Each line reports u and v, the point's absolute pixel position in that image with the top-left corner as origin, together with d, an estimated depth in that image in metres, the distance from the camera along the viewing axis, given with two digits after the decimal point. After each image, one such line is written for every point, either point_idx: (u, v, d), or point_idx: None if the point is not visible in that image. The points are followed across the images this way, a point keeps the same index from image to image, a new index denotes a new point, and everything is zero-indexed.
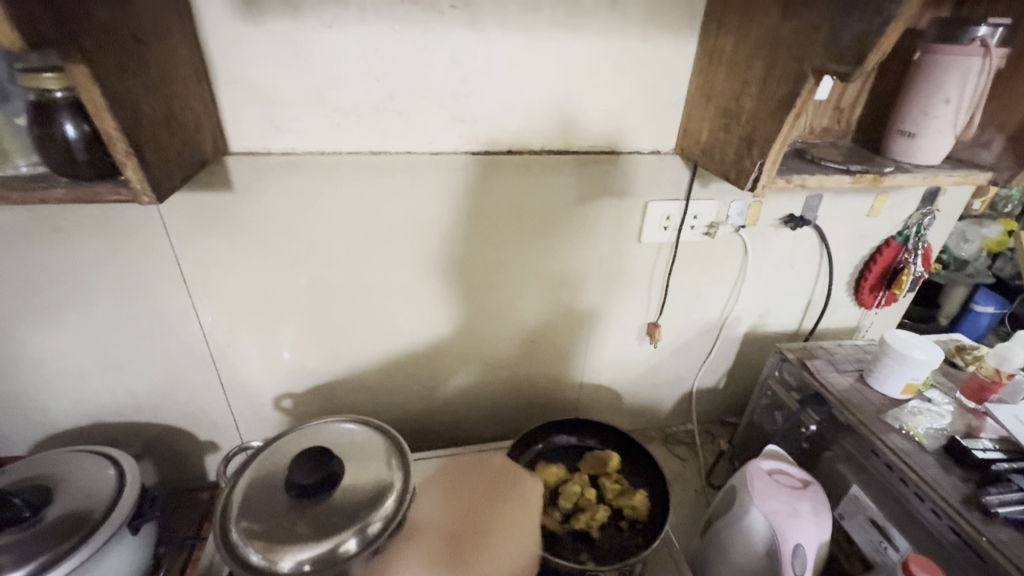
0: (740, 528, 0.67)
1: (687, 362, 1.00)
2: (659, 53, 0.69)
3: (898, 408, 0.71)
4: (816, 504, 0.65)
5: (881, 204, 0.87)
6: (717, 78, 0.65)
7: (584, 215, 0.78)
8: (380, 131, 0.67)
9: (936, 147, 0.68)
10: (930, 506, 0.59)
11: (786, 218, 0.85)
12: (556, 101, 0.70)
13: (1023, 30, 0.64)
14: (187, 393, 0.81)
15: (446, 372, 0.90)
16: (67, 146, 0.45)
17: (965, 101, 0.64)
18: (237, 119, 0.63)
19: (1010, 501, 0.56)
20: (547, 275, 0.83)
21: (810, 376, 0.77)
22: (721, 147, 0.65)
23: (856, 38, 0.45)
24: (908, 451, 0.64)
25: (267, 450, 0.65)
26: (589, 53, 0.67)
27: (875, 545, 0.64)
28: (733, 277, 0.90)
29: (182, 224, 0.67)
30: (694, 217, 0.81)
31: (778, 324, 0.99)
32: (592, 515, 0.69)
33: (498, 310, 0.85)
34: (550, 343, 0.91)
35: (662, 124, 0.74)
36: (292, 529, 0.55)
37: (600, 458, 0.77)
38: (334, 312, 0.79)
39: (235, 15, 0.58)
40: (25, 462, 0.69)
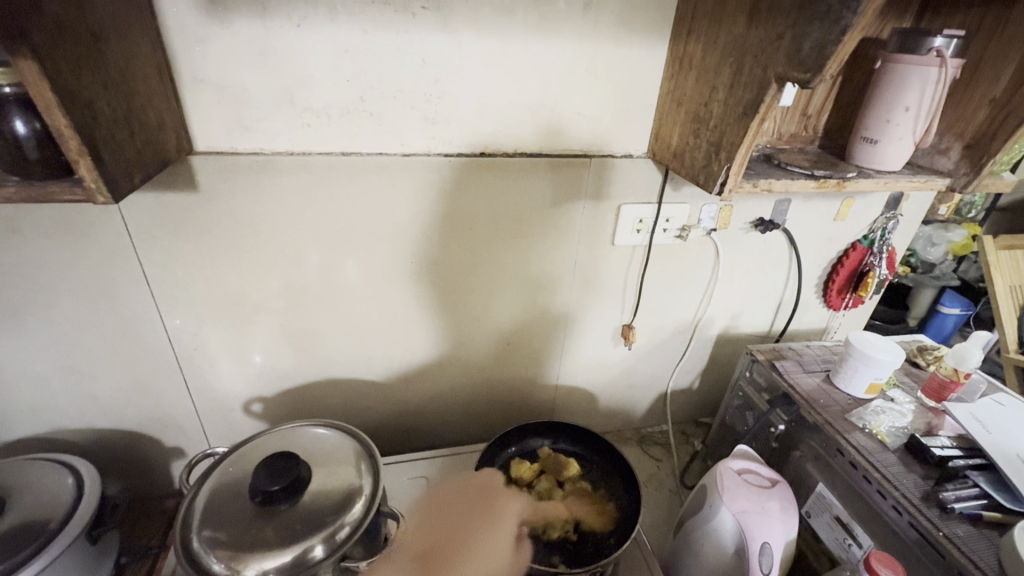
0: (711, 527, 0.67)
1: (662, 364, 1.01)
2: (632, 58, 0.69)
3: (862, 407, 0.72)
4: (784, 501, 0.66)
5: (847, 208, 0.90)
6: (687, 83, 0.65)
7: (558, 218, 0.78)
8: (351, 132, 0.66)
9: (897, 154, 0.70)
10: (892, 503, 0.60)
11: (756, 221, 0.87)
12: (529, 105, 0.70)
13: (978, 42, 0.66)
14: (151, 397, 0.78)
15: (424, 375, 0.89)
16: (14, 142, 0.43)
17: (924, 109, 0.66)
18: (202, 117, 0.61)
19: (965, 497, 0.58)
20: (523, 278, 0.83)
21: (779, 377, 0.79)
22: (690, 151, 0.66)
23: (817, 46, 0.46)
24: (871, 449, 0.65)
25: (234, 455, 0.63)
26: (562, 57, 0.67)
27: (839, 541, 0.66)
28: (706, 280, 0.91)
29: (146, 225, 0.65)
30: (667, 220, 0.82)
31: (749, 325, 1.01)
32: (565, 520, 0.70)
33: (474, 312, 0.85)
34: (526, 345, 0.91)
35: (635, 129, 0.75)
36: (258, 536, 0.54)
37: (558, 463, 0.78)
38: (305, 314, 0.78)
39: (200, 11, 0.56)
40: None
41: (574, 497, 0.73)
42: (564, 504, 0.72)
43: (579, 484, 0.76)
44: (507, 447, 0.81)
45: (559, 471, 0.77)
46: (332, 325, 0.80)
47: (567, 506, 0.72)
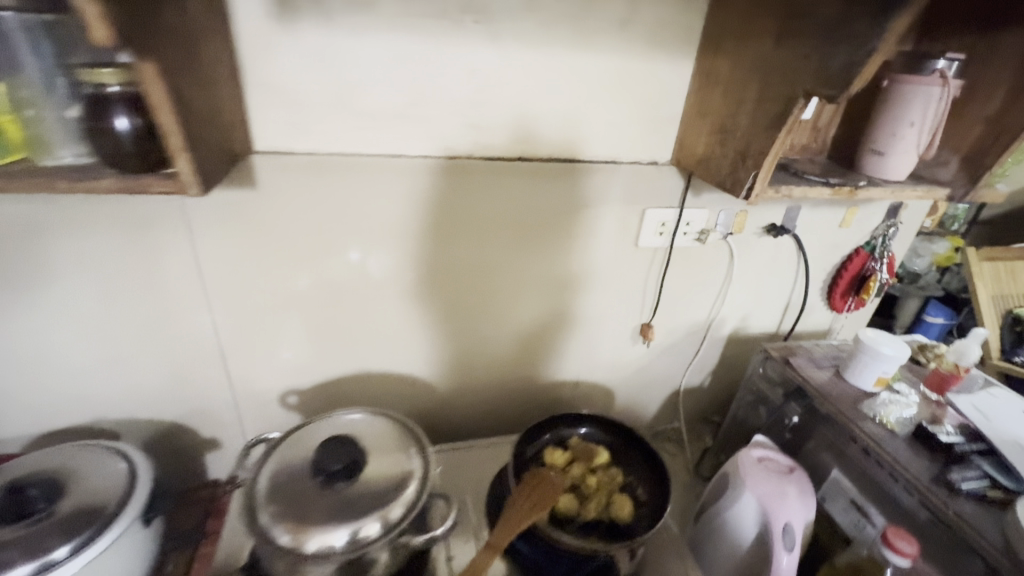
0: (733, 510, 0.72)
1: (676, 362, 1.06)
2: (661, 72, 0.75)
3: (871, 399, 0.77)
4: (801, 486, 0.71)
5: (851, 216, 0.96)
6: (714, 95, 0.71)
7: (566, 217, 0.82)
8: (400, 135, 0.70)
9: (901, 166, 0.76)
10: (903, 484, 0.66)
11: (768, 226, 0.92)
12: (565, 114, 0.75)
13: (975, 64, 0.73)
14: (193, 388, 0.81)
15: (450, 370, 0.93)
16: (117, 138, 0.46)
17: (927, 125, 0.72)
18: (264, 119, 0.65)
19: (971, 478, 0.63)
20: (549, 277, 0.87)
21: (792, 371, 0.84)
22: (716, 158, 0.71)
23: (843, 65, 0.52)
24: (881, 436, 0.70)
25: (286, 441, 0.65)
26: (597, 69, 0.72)
27: (854, 522, 0.70)
28: (721, 281, 0.96)
29: (204, 219, 0.68)
30: (687, 224, 0.87)
31: (758, 326, 1.06)
32: (598, 503, 0.74)
33: (501, 309, 0.89)
34: (549, 342, 0.95)
35: (661, 138, 0.80)
36: (315, 513, 0.57)
37: (588, 452, 0.82)
38: (326, 309, 0.80)
39: (270, 19, 0.60)
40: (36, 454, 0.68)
41: (605, 482, 0.78)
42: (597, 488, 0.77)
43: (608, 471, 0.80)
44: (542, 435, 0.85)
45: (590, 458, 0.81)
46: (351, 320, 0.83)
47: (600, 489, 0.77)
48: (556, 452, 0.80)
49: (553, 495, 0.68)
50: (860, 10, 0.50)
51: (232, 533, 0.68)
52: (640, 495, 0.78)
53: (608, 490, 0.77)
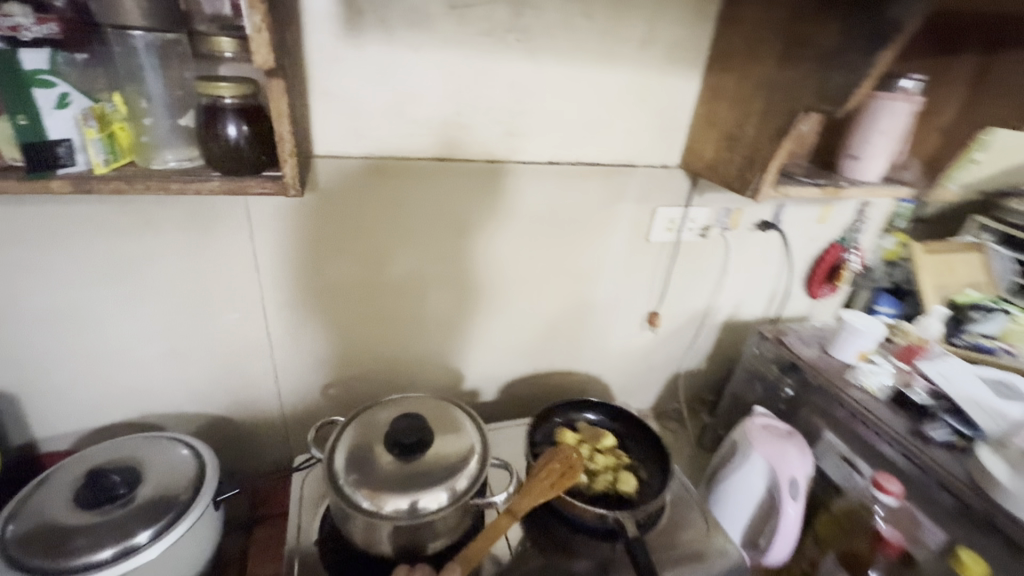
0: (743, 469, 0.82)
1: (677, 348, 1.16)
2: (673, 86, 0.84)
3: (855, 370, 0.89)
4: (800, 447, 0.81)
5: (828, 212, 1.09)
6: (721, 108, 0.81)
7: (504, 212, 0.85)
8: (445, 141, 0.77)
9: (875, 168, 0.87)
10: (886, 439, 0.77)
11: (759, 223, 1.04)
12: (591, 122, 0.83)
13: (934, 83, 0.86)
14: (241, 382, 0.85)
15: (476, 359, 0.99)
16: (228, 144, 0.52)
17: (897, 133, 0.85)
18: (325, 126, 0.71)
19: (940, 430, 0.76)
20: (570, 270, 0.95)
21: (785, 349, 0.95)
22: (725, 163, 0.81)
23: (841, 86, 0.62)
24: (865, 400, 0.82)
25: (354, 423, 0.71)
26: (620, 83, 0.81)
27: (845, 475, 0.82)
28: (718, 272, 1.07)
29: (265, 219, 0.73)
30: (692, 221, 0.97)
31: (749, 312, 1.18)
32: (602, 479, 0.82)
33: (525, 301, 0.96)
34: (567, 330, 1.03)
35: (671, 144, 0.90)
36: (389, 482, 0.63)
37: (596, 434, 0.89)
38: (284, 312, 0.81)
39: (338, 36, 0.66)
40: (106, 447, 0.72)
41: (611, 461, 0.85)
42: (603, 467, 0.84)
43: (613, 451, 0.88)
44: (554, 418, 0.93)
45: (597, 440, 0.88)
46: (308, 322, 0.83)
47: (606, 468, 0.84)
48: (566, 433, 0.88)
49: (572, 474, 0.71)
50: (853, 41, 0.61)
51: (299, 512, 0.73)
52: (644, 473, 0.86)
53: (614, 469, 0.84)
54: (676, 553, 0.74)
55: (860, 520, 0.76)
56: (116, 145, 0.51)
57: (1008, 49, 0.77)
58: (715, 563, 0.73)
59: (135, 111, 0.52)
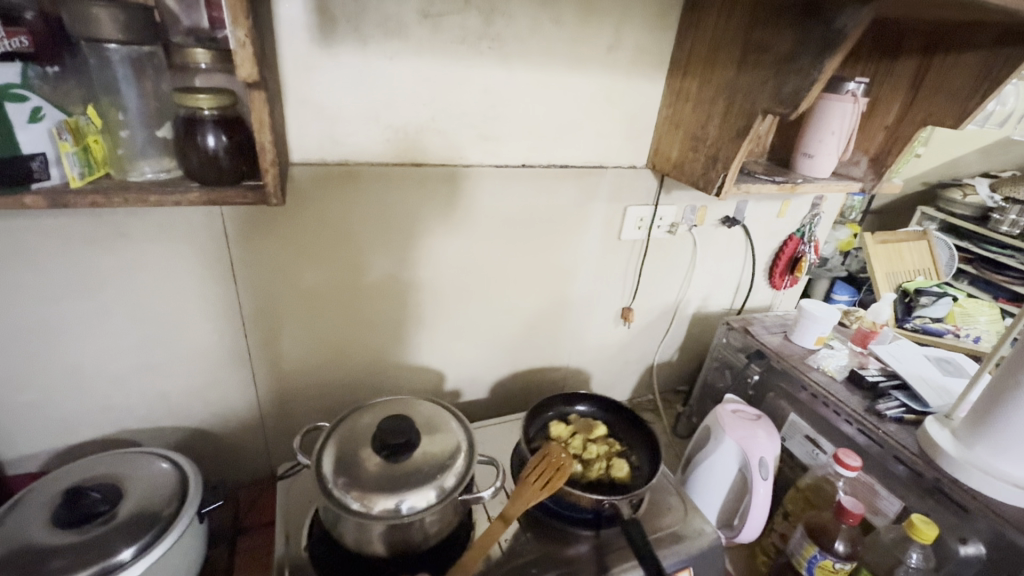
0: (716, 454, 0.86)
1: (651, 341, 1.20)
2: (639, 90, 0.88)
3: (815, 355, 0.95)
4: (768, 429, 0.85)
5: (786, 207, 1.15)
6: (685, 110, 0.85)
7: (475, 213, 0.87)
8: (422, 146, 0.78)
9: (827, 165, 0.93)
10: (844, 417, 0.83)
11: (723, 218, 1.09)
12: (562, 125, 0.86)
13: (877, 85, 0.93)
14: (220, 393, 0.84)
15: (455, 360, 1.01)
16: (208, 155, 0.52)
17: (845, 132, 0.90)
18: (301, 133, 0.71)
19: (892, 406, 0.82)
20: (545, 269, 0.98)
21: (751, 338, 1.01)
22: (690, 162, 0.85)
23: (794, 90, 0.67)
24: (825, 381, 0.88)
25: (340, 428, 0.72)
26: (588, 88, 0.84)
27: (809, 453, 0.87)
28: (686, 267, 1.12)
29: (242, 228, 0.73)
30: (660, 219, 1.02)
31: (716, 304, 1.23)
32: (598, 467, 0.83)
33: (503, 301, 0.98)
34: (544, 328, 1.05)
35: (639, 145, 0.94)
36: (378, 483, 0.64)
37: (587, 425, 0.90)
38: (255, 320, 0.80)
39: (312, 44, 0.67)
40: (83, 464, 0.70)
41: (604, 449, 0.87)
42: (597, 455, 0.85)
43: (606, 440, 0.89)
44: (545, 412, 0.95)
45: (589, 430, 0.89)
46: (279, 330, 0.83)
47: (600, 456, 0.85)
48: (560, 426, 0.89)
49: (561, 473, 0.72)
50: (803, 49, 0.65)
51: (286, 521, 0.73)
52: (635, 460, 0.88)
53: (607, 456, 0.86)
54: (656, 535, 0.77)
55: (826, 495, 0.82)
56: (91, 158, 0.52)
57: (941, 56, 0.82)
58: (694, 542, 0.76)
59: (112, 125, 0.53)
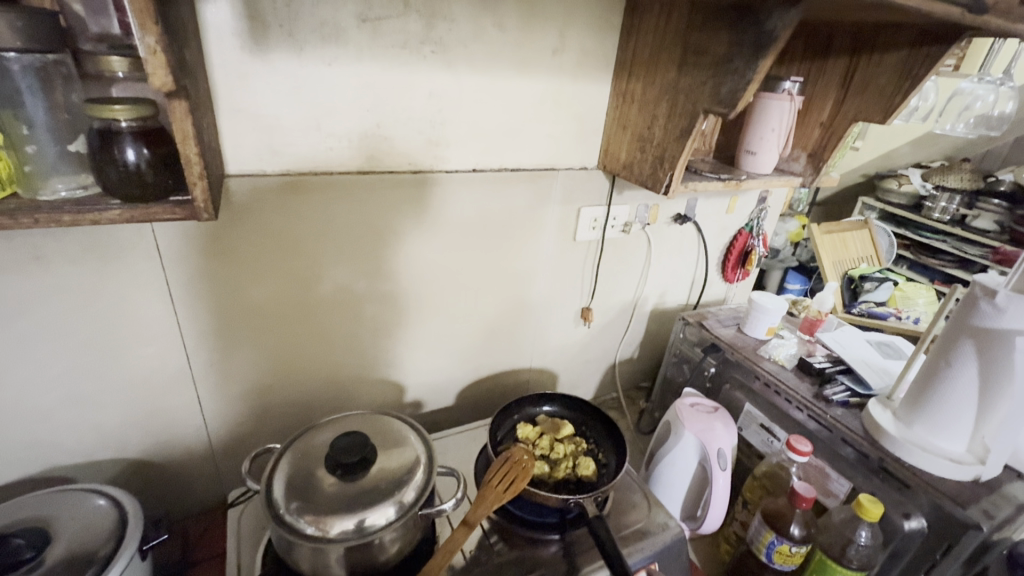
0: (677, 448, 0.88)
1: (612, 339, 1.22)
2: (586, 92, 0.89)
3: (766, 345, 0.98)
4: (725, 421, 0.87)
5: (734, 202, 1.18)
6: (631, 112, 0.86)
7: (426, 224, 0.85)
8: (368, 153, 0.76)
9: (769, 161, 0.97)
10: (795, 404, 0.86)
11: (675, 215, 1.11)
12: (512, 128, 0.86)
13: (811, 84, 0.97)
14: (162, 420, 0.79)
15: (416, 370, 0.99)
16: (127, 169, 0.49)
17: (784, 129, 0.94)
18: (237, 144, 0.68)
19: (838, 391, 0.85)
20: (503, 273, 0.97)
21: (706, 331, 1.03)
22: (638, 163, 0.87)
23: (731, 91, 0.68)
24: (776, 371, 0.91)
25: (293, 448, 0.69)
26: (535, 90, 0.84)
27: (765, 441, 0.90)
28: (642, 264, 1.14)
29: (177, 245, 0.69)
30: (614, 219, 1.03)
31: (673, 300, 1.26)
32: (565, 467, 0.83)
33: (463, 307, 0.97)
34: (505, 332, 1.05)
35: (589, 147, 0.94)
36: (334, 504, 0.61)
37: (554, 425, 0.90)
38: (200, 342, 0.76)
39: (243, 50, 0.64)
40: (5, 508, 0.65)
41: (571, 449, 0.86)
42: (563, 455, 0.85)
43: (573, 440, 0.89)
44: (512, 416, 0.93)
45: (556, 430, 0.88)
46: (227, 349, 0.79)
47: (566, 456, 0.85)
48: (527, 427, 0.88)
49: (522, 475, 0.71)
50: (737, 51, 0.67)
51: (240, 551, 0.69)
52: (602, 458, 0.87)
53: (574, 455, 0.85)
54: (622, 533, 0.77)
55: (780, 481, 0.84)
56: None
57: (868, 55, 0.86)
58: (658, 537, 0.77)
59: (16, 139, 0.49)
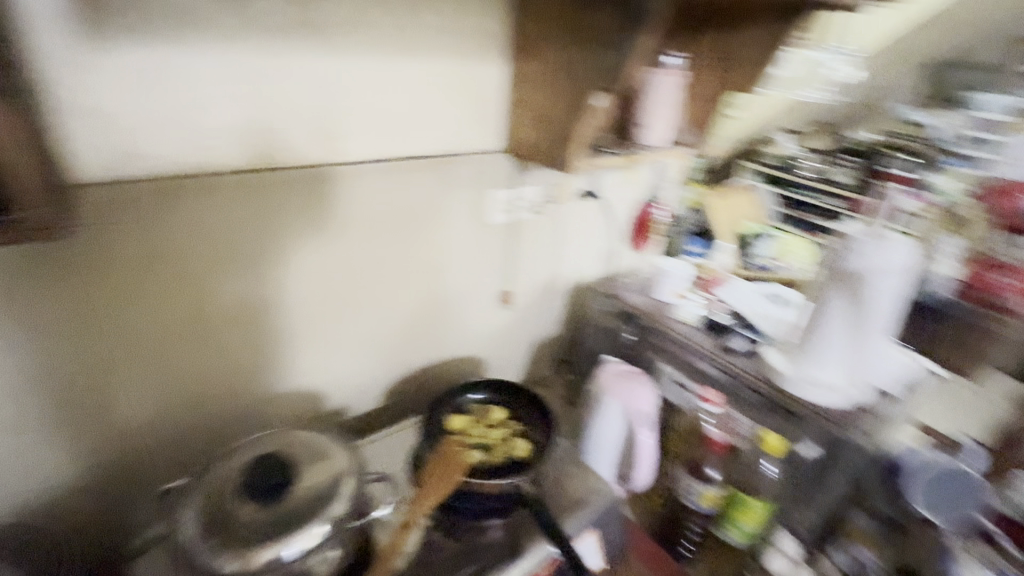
0: (602, 414, 0.92)
1: (536, 319, 1.23)
2: (482, 72, 0.88)
3: (675, 306, 1.05)
4: (645, 381, 0.92)
5: (634, 175, 1.24)
6: (530, 91, 0.87)
7: (326, 228, 0.80)
8: (252, 150, 0.71)
9: (660, 135, 1.01)
10: (705, 358, 0.92)
11: (583, 190, 1.14)
12: (409, 114, 0.83)
13: (694, 58, 1.02)
14: (37, 472, 0.69)
15: (337, 377, 0.94)
16: None
17: (669, 103, 0.99)
18: (87, 145, 0.60)
19: (739, 341, 0.93)
20: (418, 265, 0.95)
21: (620, 301, 1.08)
22: (541, 141, 0.87)
23: (619, 66, 0.71)
24: (686, 330, 0.97)
25: (202, 483, 0.63)
26: (428, 73, 0.82)
27: (681, 396, 0.96)
28: (556, 242, 1.16)
29: (24, 272, 0.59)
30: (523, 199, 1.03)
31: (590, 274, 1.29)
32: (499, 451, 0.82)
33: (379, 304, 0.93)
34: (427, 325, 1.02)
35: (491, 128, 0.93)
36: (254, 533, 0.57)
37: (485, 414, 0.90)
38: (71, 381, 0.67)
39: (77, 36, 0.56)
40: None
41: (502, 434, 0.86)
42: (497, 441, 0.84)
43: (504, 424, 0.89)
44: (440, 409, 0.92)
45: (487, 419, 0.89)
46: (109, 382, 0.70)
47: (499, 441, 0.85)
48: (458, 419, 0.88)
49: (457, 467, 0.67)
50: (618, 27, 0.69)
51: None
52: (536, 434, 0.88)
53: (506, 439, 0.85)
54: (562, 505, 0.79)
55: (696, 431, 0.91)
56: None
57: (735, 31, 0.94)
58: (595, 503, 0.80)
59: None
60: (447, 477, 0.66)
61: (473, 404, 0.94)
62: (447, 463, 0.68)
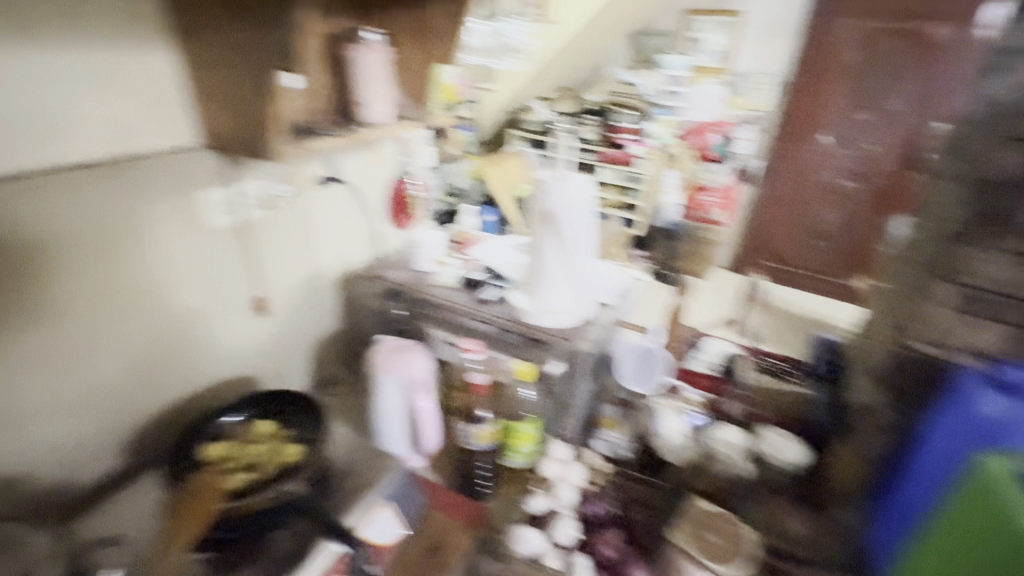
0: (382, 390, 0.93)
1: (306, 319, 1.15)
2: (137, 56, 0.77)
3: (436, 273, 1.09)
4: (421, 352, 0.96)
5: (375, 153, 1.23)
6: (209, 78, 0.79)
7: (28, 303, 0.69)
8: None
9: (380, 112, 1.02)
10: (472, 316, 0.99)
11: (320, 177, 1.10)
12: (40, 114, 0.69)
13: None
14: None
15: (39, 447, 0.76)
16: None
17: (382, 81, 1.00)
18: None
19: (491, 293, 1.02)
20: (125, 292, 0.80)
21: (383, 279, 1.09)
22: (238, 130, 0.81)
23: (284, 44, 0.69)
24: (447, 294, 1.03)
25: None
26: (54, 64, 0.69)
27: (452, 354, 1.01)
28: (303, 233, 1.09)
29: None
30: (244, 196, 0.94)
31: (355, 260, 1.24)
32: (262, 464, 0.77)
33: (80, 349, 0.76)
34: (163, 357, 0.88)
35: (173, 119, 0.83)
36: None
37: (247, 434, 0.83)
38: None
39: None
40: None
41: (268, 447, 0.81)
42: (262, 453, 0.79)
43: (268, 436, 0.83)
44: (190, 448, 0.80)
45: (246, 438, 0.82)
46: None
47: (262, 454, 0.79)
48: (217, 447, 0.79)
49: (206, 509, 0.66)
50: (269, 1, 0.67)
51: None
52: (308, 433, 0.84)
53: (271, 449, 0.80)
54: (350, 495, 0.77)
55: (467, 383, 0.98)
56: None
57: None
58: (390, 480, 0.80)
59: None
60: (192, 522, 0.66)
61: (230, 429, 0.84)
62: (199, 508, 0.67)
